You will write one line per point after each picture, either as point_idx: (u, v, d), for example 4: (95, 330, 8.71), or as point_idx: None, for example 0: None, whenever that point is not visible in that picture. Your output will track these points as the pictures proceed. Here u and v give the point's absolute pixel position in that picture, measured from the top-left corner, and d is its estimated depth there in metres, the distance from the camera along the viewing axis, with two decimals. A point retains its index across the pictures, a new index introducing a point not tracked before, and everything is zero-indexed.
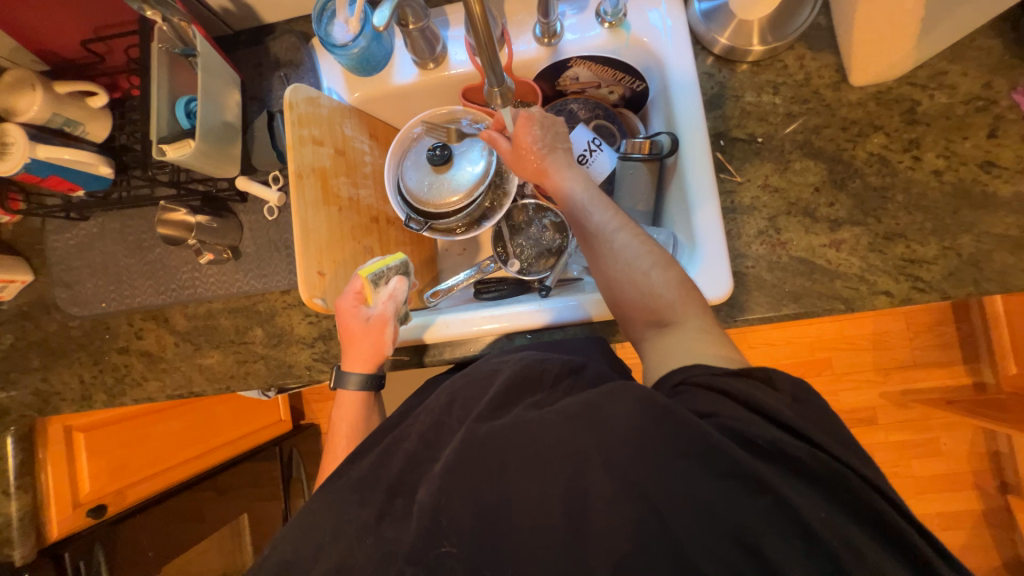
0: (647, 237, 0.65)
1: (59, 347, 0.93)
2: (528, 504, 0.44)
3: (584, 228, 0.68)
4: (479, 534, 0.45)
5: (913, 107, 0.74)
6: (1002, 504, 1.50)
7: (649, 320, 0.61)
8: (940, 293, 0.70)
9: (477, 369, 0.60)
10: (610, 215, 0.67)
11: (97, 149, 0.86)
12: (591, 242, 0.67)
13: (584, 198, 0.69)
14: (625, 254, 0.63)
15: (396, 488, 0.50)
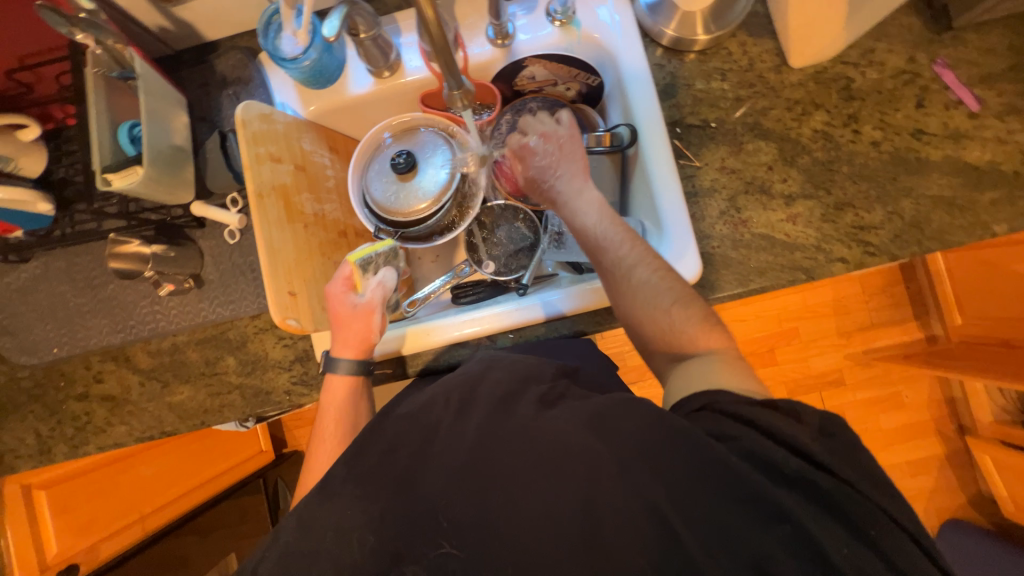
0: (666, 270, 0.66)
1: (8, 401, 0.86)
2: (532, 511, 0.45)
3: (601, 261, 0.69)
4: (481, 539, 0.45)
5: (849, 84, 0.79)
6: (961, 446, 1.62)
7: (671, 356, 0.63)
8: (889, 255, 0.75)
9: (467, 368, 0.60)
10: (627, 249, 0.68)
11: (33, 185, 0.81)
12: (612, 275, 0.67)
13: (600, 231, 0.70)
14: (644, 289, 0.64)
15: (403, 481, 0.49)
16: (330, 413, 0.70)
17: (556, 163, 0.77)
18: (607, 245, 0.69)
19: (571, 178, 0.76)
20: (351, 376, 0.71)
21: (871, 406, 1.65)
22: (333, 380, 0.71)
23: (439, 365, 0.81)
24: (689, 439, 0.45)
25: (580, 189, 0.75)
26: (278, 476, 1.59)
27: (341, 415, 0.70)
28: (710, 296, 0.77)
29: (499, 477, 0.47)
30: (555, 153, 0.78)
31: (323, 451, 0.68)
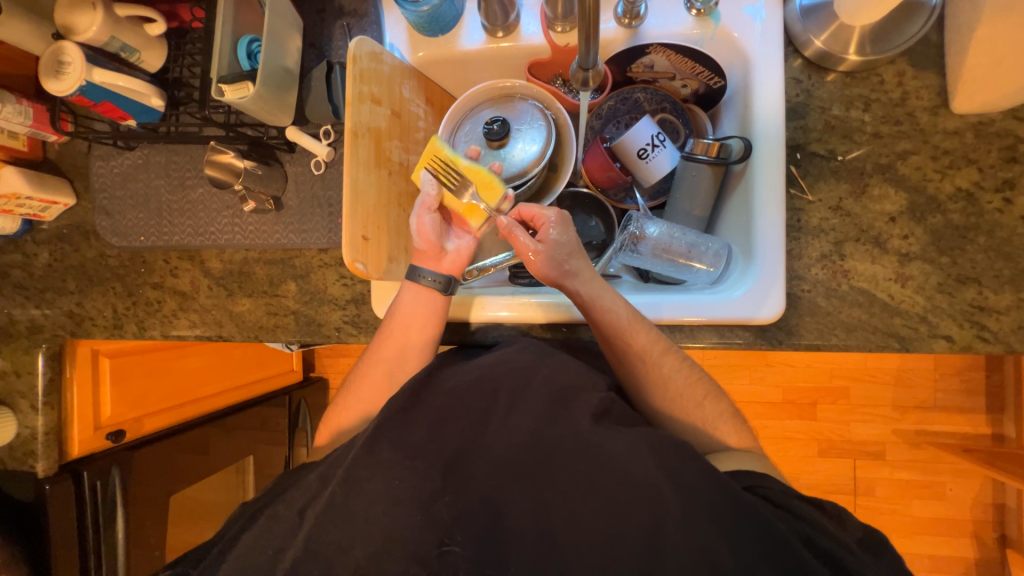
0: (686, 357, 0.69)
1: (95, 274, 0.94)
2: (580, 528, 0.51)
3: (625, 350, 0.67)
4: (531, 539, 0.52)
5: (1015, 144, 0.69)
6: (998, 556, 1.49)
7: (687, 421, 0.67)
8: (1005, 346, 0.67)
9: (517, 358, 0.65)
10: (651, 337, 0.68)
11: (150, 79, 0.84)
12: (625, 362, 0.68)
13: (626, 318, 0.67)
14: (668, 377, 0.67)
15: (451, 467, 0.56)
16: (397, 325, 0.73)
17: (567, 254, 0.69)
18: (624, 334, 0.67)
19: (582, 269, 0.70)
20: (428, 294, 0.73)
21: (907, 489, 1.53)
22: (411, 290, 0.73)
23: (486, 341, 0.80)
24: (729, 490, 0.50)
25: (593, 277, 0.70)
26: (303, 398, 1.68)
27: (407, 330, 0.73)
28: (785, 341, 0.72)
29: (555, 486, 0.53)
30: (566, 239, 0.70)
31: (358, 402, 0.72)
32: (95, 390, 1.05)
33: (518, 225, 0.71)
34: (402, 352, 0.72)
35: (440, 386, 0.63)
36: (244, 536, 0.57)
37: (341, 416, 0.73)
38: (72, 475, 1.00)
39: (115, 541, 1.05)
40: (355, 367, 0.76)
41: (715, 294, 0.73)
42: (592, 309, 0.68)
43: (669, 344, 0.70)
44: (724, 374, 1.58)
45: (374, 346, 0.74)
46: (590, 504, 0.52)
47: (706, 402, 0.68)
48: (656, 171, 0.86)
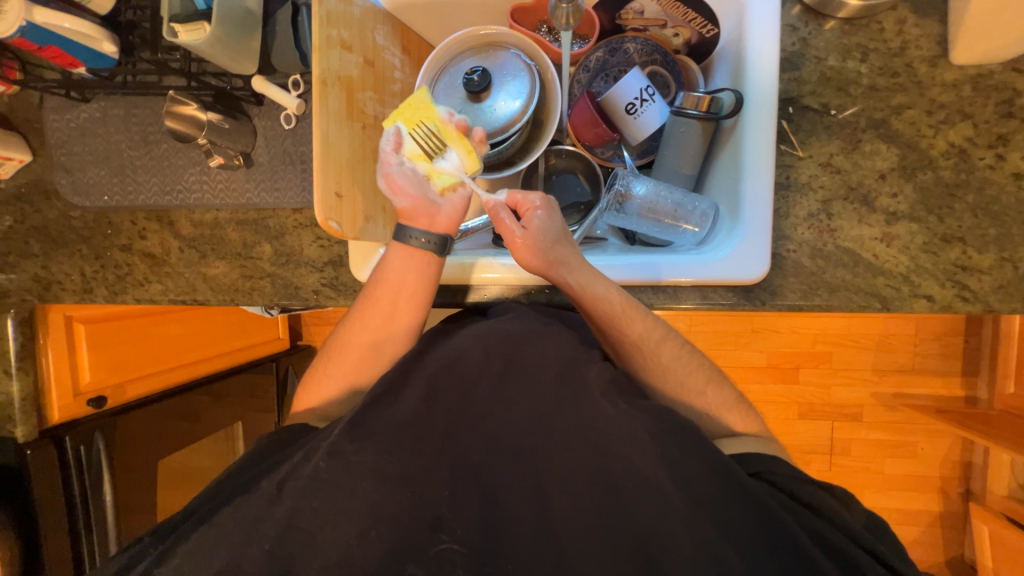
0: (689, 348, 0.69)
1: (59, 237, 0.89)
2: (569, 509, 0.52)
3: (622, 338, 0.67)
4: (524, 518, 0.52)
5: (1013, 98, 0.66)
6: (960, 509, 1.58)
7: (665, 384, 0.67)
8: (984, 305, 0.67)
9: (511, 326, 0.65)
10: (646, 325, 0.67)
11: (100, 23, 0.77)
12: (621, 348, 0.68)
13: (617, 308, 0.66)
14: (671, 368, 0.66)
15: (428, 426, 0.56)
16: (387, 288, 0.69)
17: (553, 241, 0.68)
18: (617, 323, 0.66)
19: (570, 257, 0.68)
20: (420, 255, 0.69)
21: (880, 448, 1.59)
22: (401, 253, 0.69)
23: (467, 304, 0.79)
24: (717, 463, 0.51)
25: (583, 264, 0.68)
26: (290, 365, 1.67)
27: (397, 293, 0.69)
28: (768, 301, 0.71)
29: (552, 470, 0.53)
30: (550, 224, 0.69)
31: (332, 379, 0.70)
32: (72, 355, 1.03)
33: (504, 207, 0.69)
34: (390, 318, 0.69)
35: (433, 355, 0.63)
36: (223, 495, 0.57)
37: (312, 387, 0.72)
38: (53, 441, 0.99)
39: (104, 505, 1.05)
40: (338, 326, 0.73)
41: (700, 254, 0.72)
42: (583, 298, 0.67)
43: (667, 330, 0.69)
44: (710, 341, 1.59)
45: (358, 311, 0.71)
46: (576, 453, 0.53)
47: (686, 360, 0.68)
48: (644, 127, 0.82)
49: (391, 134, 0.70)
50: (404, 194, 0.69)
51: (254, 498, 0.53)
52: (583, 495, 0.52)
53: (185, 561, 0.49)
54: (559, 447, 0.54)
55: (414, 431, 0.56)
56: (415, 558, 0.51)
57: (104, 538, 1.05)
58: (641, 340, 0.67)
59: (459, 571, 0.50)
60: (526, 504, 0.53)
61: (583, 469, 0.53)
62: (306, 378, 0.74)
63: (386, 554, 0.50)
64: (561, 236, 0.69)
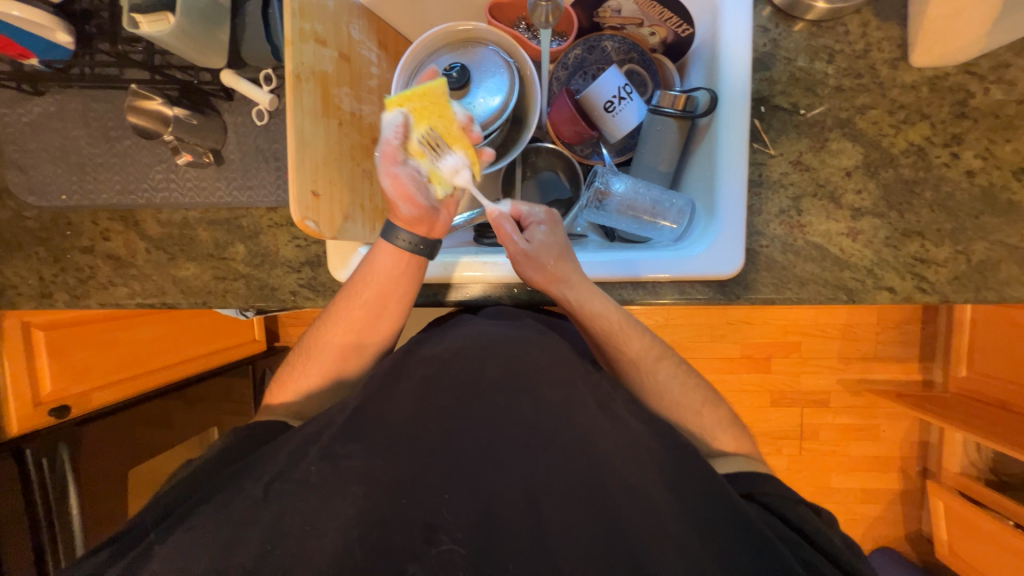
0: (681, 365, 0.71)
1: (13, 239, 0.84)
2: (556, 507, 0.53)
3: (618, 356, 0.69)
4: (521, 522, 0.52)
5: (966, 99, 0.70)
6: (919, 486, 1.67)
7: (643, 379, 0.69)
8: (940, 295, 0.71)
9: (503, 328, 0.68)
10: (641, 344, 0.69)
11: (54, 12, 0.73)
12: (617, 364, 0.70)
13: (613, 326, 0.68)
14: (661, 376, 0.68)
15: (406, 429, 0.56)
16: (374, 289, 0.68)
17: (555, 257, 0.68)
18: (616, 341, 0.69)
19: (573, 273, 0.68)
20: (411, 258, 0.68)
21: (846, 431, 1.67)
22: (385, 252, 0.67)
23: (453, 302, 0.79)
24: (688, 461, 0.54)
25: (585, 281, 0.68)
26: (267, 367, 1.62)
27: (385, 295, 0.68)
28: (742, 295, 0.74)
29: (537, 469, 0.54)
30: (552, 241, 0.69)
31: (306, 379, 0.69)
32: (30, 364, 0.98)
33: (508, 218, 0.69)
34: (372, 320, 0.69)
35: (421, 356, 0.66)
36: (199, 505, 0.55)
37: (285, 382, 0.71)
38: (12, 454, 0.94)
39: (69, 517, 1.01)
40: (319, 320, 0.72)
41: (677, 250, 0.74)
42: (581, 315, 0.68)
43: (664, 350, 0.71)
44: (688, 333, 1.63)
45: (337, 307, 0.70)
46: (568, 453, 0.54)
47: (663, 355, 0.70)
48: (621, 126, 0.82)
49: (395, 123, 0.63)
50: (402, 197, 0.65)
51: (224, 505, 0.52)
52: (572, 499, 0.53)
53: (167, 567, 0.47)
54: (549, 446, 0.55)
55: (400, 430, 0.56)
56: (415, 557, 0.50)
57: (71, 551, 1.01)
58: (638, 358, 0.69)
59: (460, 572, 0.49)
60: (520, 512, 0.53)
61: (576, 471, 0.54)
62: (280, 373, 0.73)
63: (383, 556, 0.49)
64: (564, 253, 0.69)
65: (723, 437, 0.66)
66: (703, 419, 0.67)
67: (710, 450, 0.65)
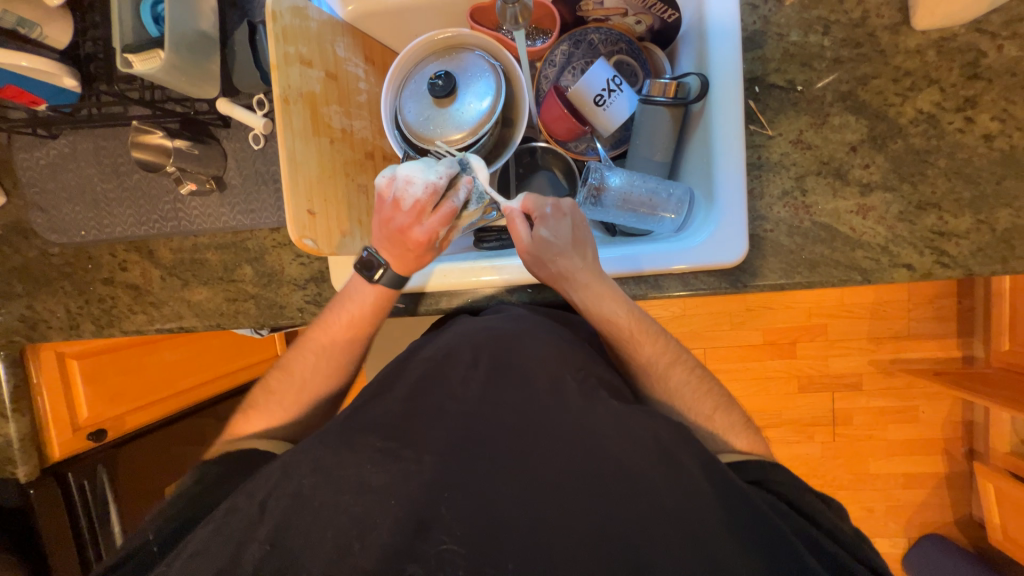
0: (689, 361, 0.69)
1: (42, 275, 0.89)
2: (556, 515, 0.52)
3: (631, 360, 0.68)
4: (525, 531, 0.52)
5: (978, 59, 0.66)
6: (966, 468, 1.59)
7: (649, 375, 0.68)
8: (963, 269, 0.67)
9: (501, 326, 0.66)
10: (655, 349, 0.67)
11: (60, 59, 0.77)
12: (627, 362, 0.69)
13: (624, 330, 0.66)
14: (668, 372, 0.67)
15: (406, 440, 0.56)
16: (346, 316, 0.70)
17: (571, 250, 0.65)
18: (630, 345, 0.67)
19: (586, 266, 0.65)
20: (387, 291, 0.69)
21: (882, 415, 1.59)
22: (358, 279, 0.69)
23: (455, 308, 0.79)
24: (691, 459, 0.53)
25: (599, 276, 0.66)
26: None
27: (370, 323, 0.70)
28: (748, 283, 0.71)
29: (538, 477, 0.54)
30: (559, 237, 0.65)
31: (272, 407, 0.71)
32: (67, 391, 1.03)
33: (519, 215, 0.67)
34: (339, 348, 0.71)
35: (419, 357, 0.66)
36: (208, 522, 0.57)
37: (253, 409, 0.71)
38: (54, 476, 1.00)
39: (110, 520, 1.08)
40: (300, 347, 0.73)
41: (678, 241, 0.72)
42: (592, 317, 0.67)
43: (677, 354, 0.69)
44: (705, 323, 1.60)
45: (312, 333, 0.72)
46: (568, 449, 0.55)
47: (669, 353, 0.69)
48: (614, 117, 0.81)
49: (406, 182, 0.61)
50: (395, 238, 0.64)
51: (232, 521, 0.53)
52: (575, 504, 0.52)
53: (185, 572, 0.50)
54: (552, 446, 0.55)
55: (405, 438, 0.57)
56: (414, 558, 0.50)
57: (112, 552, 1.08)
58: (651, 363, 0.68)
59: (460, 572, 0.49)
60: (519, 509, 0.52)
61: (577, 472, 0.54)
62: (258, 395, 0.73)
63: (386, 555, 0.49)
64: (571, 251, 0.65)
65: (735, 428, 0.64)
66: (712, 411, 0.65)
67: (722, 444, 0.63)
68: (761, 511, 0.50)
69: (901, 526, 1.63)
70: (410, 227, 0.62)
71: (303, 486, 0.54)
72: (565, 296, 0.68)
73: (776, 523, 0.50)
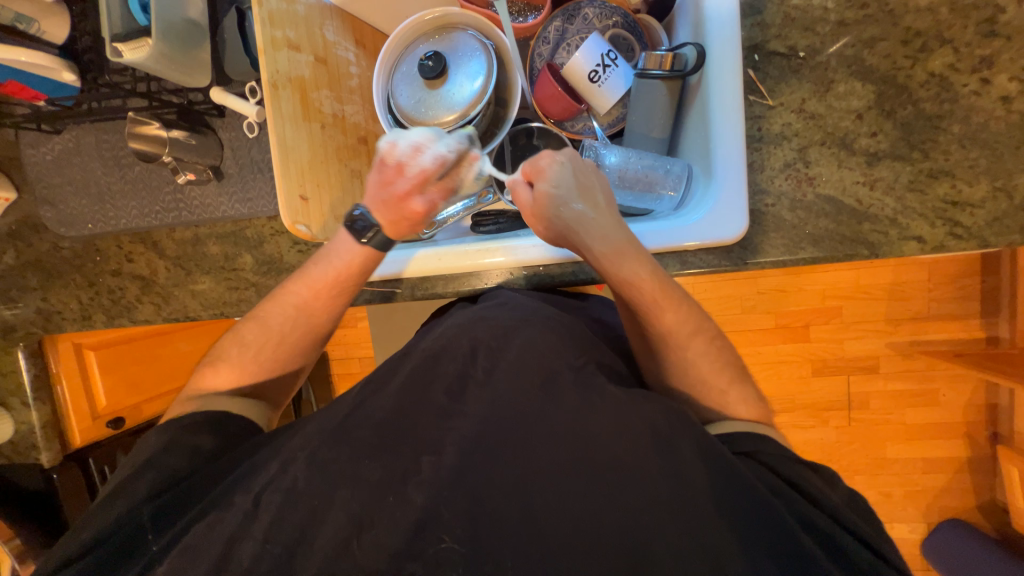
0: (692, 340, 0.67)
1: (54, 268, 0.92)
2: (550, 500, 0.52)
3: (653, 326, 0.65)
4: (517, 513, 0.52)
5: (995, 15, 0.62)
6: (989, 452, 1.54)
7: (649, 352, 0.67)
8: (979, 241, 0.64)
9: (497, 317, 0.67)
10: (677, 313, 0.64)
11: (59, 53, 0.78)
12: (647, 331, 0.66)
13: (643, 286, 0.63)
14: (668, 353, 0.66)
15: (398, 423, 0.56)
16: (328, 275, 0.69)
17: (579, 194, 0.65)
18: (653, 306, 0.64)
19: (598, 210, 0.65)
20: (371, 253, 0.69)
21: (899, 398, 1.55)
22: (345, 240, 0.68)
23: (453, 293, 0.79)
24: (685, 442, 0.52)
25: (612, 221, 0.64)
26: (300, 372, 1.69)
27: (347, 282, 0.70)
28: (750, 260, 0.69)
29: (530, 459, 0.54)
30: (564, 192, 0.65)
31: (237, 367, 0.70)
32: (87, 381, 1.06)
33: (522, 180, 0.69)
34: (316, 309, 0.71)
35: (417, 351, 0.66)
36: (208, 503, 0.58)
37: (218, 368, 0.70)
38: (78, 463, 1.04)
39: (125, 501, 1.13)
40: (270, 299, 0.72)
41: (676, 218, 0.70)
42: (609, 275, 0.65)
43: (700, 324, 0.66)
44: (714, 306, 1.56)
45: (288, 292, 0.71)
46: (559, 431, 0.54)
47: (692, 322, 0.65)
48: (610, 95, 0.80)
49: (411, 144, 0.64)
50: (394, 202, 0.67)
51: (232, 501, 0.55)
52: (569, 486, 0.52)
53: (189, 562, 0.51)
54: (544, 430, 0.55)
55: (395, 422, 0.58)
56: (414, 557, 0.50)
57: None
58: (671, 331, 0.64)
59: (460, 570, 0.49)
60: (513, 500, 0.52)
61: (570, 454, 0.53)
62: (221, 344, 0.72)
63: (382, 539, 0.50)
64: (579, 204, 0.64)
65: (733, 409, 0.63)
66: (710, 392, 0.64)
67: (719, 425, 0.62)
68: (756, 491, 0.50)
69: (920, 511, 1.59)
70: (409, 196, 0.66)
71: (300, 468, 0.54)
72: (579, 255, 0.67)
73: (773, 505, 0.49)
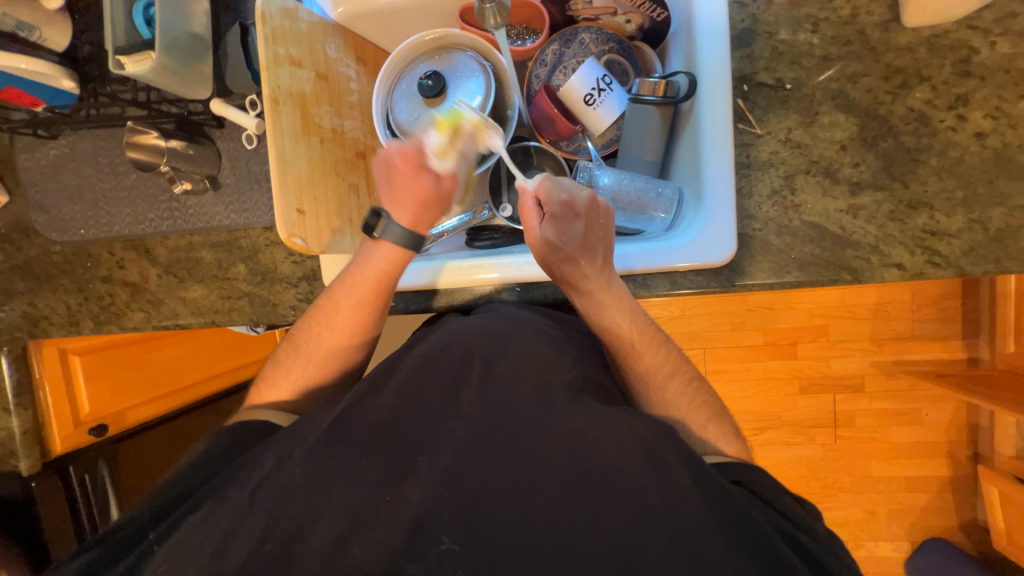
0: (681, 369, 0.69)
1: (42, 272, 0.91)
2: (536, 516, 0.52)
3: (627, 370, 0.69)
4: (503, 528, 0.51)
5: (970, 56, 0.65)
6: (970, 471, 1.56)
7: (639, 375, 0.68)
8: (956, 269, 0.66)
9: (492, 325, 0.67)
10: (655, 362, 0.68)
11: (60, 60, 0.78)
12: (625, 371, 0.70)
13: (622, 344, 0.67)
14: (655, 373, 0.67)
15: (386, 437, 0.56)
16: (362, 288, 0.71)
17: (582, 252, 0.66)
18: (630, 357, 0.68)
19: (593, 271, 0.66)
20: (402, 253, 0.71)
21: (884, 416, 1.58)
22: (385, 249, 0.70)
23: (444, 306, 0.80)
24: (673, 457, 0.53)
25: (604, 282, 0.67)
26: None
27: (379, 290, 0.71)
28: (737, 282, 0.70)
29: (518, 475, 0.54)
30: (569, 245, 0.66)
31: (284, 385, 0.73)
32: (70, 389, 1.05)
33: (535, 209, 0.68)
34: (353, 325, 0.73)
35: (410, 356, 0.66)
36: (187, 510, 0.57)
37: (267, 384, 0.74)
38: (57, 470, 1.02)
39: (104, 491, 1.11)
40: (309, 317, 0.74)
41: (666, 241, 0.72)
42: (593, 323, 0.69)
43: (677, 365, 0.70)
44: (704, 323, 1.58)
45: (326, 305, 0.73)
46: (548, 447, 0.55)
47: (670, 363, 0.69)
48: (605, 117, 0.82)
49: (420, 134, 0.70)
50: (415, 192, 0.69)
51: (217, 513, 0.54)
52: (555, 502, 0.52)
53: (174, 560, 0.51)
54: (534, 434, 0.56)
55: (384, 427, 0.57)
56: (408, 559, 0.50)
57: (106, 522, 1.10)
58: (649, 373, 0.68)
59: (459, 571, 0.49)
60: (502, 505, 0.52)
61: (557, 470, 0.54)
62: (272, 369, 0.75)
63: (367, 553, 0.50)
64: (581, 263, 0.66)
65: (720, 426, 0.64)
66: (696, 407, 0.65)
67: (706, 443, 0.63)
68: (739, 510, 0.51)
69: (904, 530, 1.61)
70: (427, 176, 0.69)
71: (287, 480, 0.54)
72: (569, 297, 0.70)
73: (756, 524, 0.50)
